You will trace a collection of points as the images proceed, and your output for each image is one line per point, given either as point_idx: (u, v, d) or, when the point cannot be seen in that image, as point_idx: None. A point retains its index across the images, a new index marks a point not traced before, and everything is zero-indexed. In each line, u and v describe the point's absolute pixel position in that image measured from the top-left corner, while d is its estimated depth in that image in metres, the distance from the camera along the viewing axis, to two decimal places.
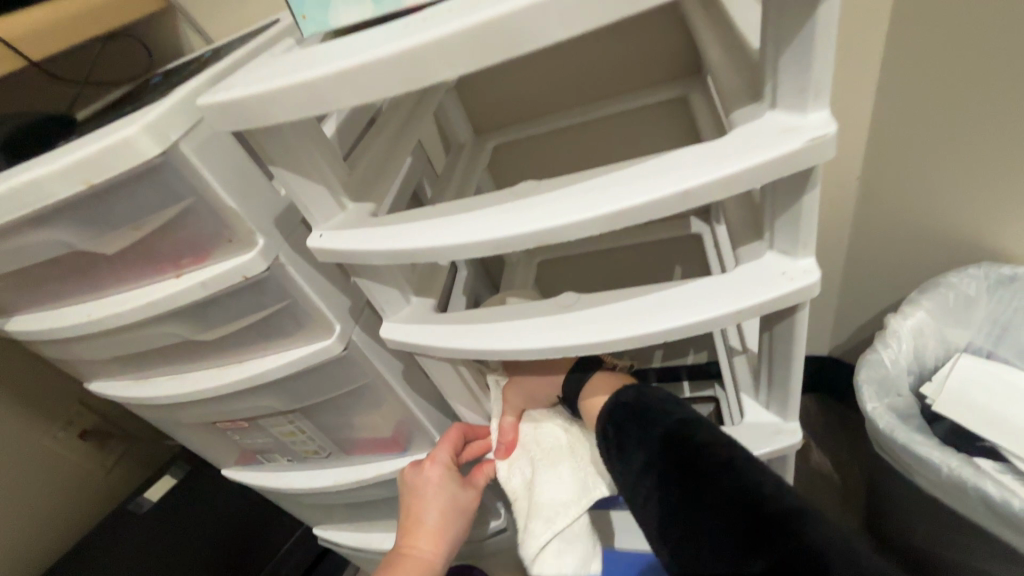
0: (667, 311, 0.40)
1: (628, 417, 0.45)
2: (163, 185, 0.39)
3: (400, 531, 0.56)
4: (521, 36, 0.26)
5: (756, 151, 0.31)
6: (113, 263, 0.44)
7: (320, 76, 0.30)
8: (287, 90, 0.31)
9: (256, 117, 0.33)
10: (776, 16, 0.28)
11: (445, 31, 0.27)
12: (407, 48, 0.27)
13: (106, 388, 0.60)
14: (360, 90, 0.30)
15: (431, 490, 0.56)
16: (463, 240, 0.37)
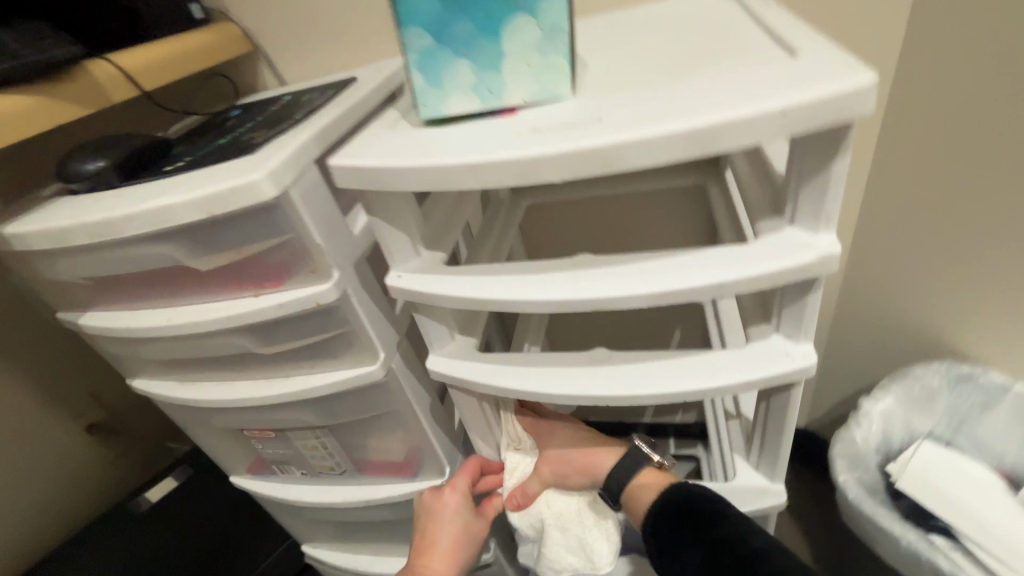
0: (688, 375, 0.48)
1: (676, 512, 0.54)
2: (269, 220, 0.46)
3: (416, 550, 0.62)
4: (618, 159, 0.36)
5: (780, 259, 0.39)
6: (202, 277, 0.50)
7: (449, 160, 0.38)
8: (416, 165, 0.39)
9: (378, 180, 0.41)
10: (802, 161, 0.38)
11: (566, 148, 0.36)
12: (529, 153, 0.36)
13: (150, 386, 0.65)
14: (474, 173, 0.38)
15: (446, 514, 0.62)
16: (522, 297, 0.44)
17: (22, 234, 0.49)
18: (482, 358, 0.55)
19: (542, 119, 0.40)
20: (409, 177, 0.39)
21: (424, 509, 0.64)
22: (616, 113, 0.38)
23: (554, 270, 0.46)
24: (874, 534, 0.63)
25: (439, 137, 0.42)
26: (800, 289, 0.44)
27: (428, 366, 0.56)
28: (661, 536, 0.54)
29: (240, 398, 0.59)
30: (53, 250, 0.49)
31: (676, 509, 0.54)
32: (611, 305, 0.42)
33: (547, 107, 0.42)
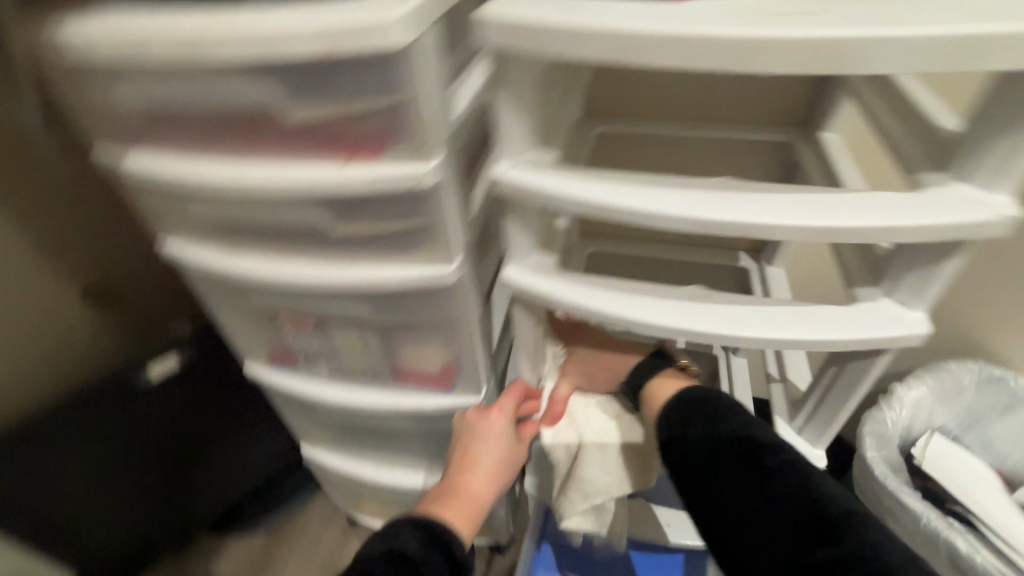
0: (789, 323, 0.46)
1: (697, 410, 0.53)
2: (387, 76, 0.40)
3: (456, 466, 0.61)
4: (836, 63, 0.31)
5: (944, 212, 0.37)
6: (289, 132, 0.45)
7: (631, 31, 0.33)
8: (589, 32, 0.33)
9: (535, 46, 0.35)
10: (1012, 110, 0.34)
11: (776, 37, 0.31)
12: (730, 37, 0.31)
13: (180, 250, 0.58)
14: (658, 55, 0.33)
15: (491, 434, 0.61)
16: (655, 210, 0.40)
17: (80, 38, 0.41)
18: (565, 275, 0.52)
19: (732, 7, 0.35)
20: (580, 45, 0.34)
21: (467, 428, 0.63)
22: (825, 14, 0.33)
23: (689, 187, 0.42)
24: (892, 508, 0.66)
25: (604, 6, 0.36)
26: (941, 255, 0.41)
27: (505, 275, 0.52)
28: (671, 425, 0.53)
29: (294, 277, 0.54)
30: (115, 64, 0.42)
31: (698, 409, 0.53)
32: (753, 233, 0.39)
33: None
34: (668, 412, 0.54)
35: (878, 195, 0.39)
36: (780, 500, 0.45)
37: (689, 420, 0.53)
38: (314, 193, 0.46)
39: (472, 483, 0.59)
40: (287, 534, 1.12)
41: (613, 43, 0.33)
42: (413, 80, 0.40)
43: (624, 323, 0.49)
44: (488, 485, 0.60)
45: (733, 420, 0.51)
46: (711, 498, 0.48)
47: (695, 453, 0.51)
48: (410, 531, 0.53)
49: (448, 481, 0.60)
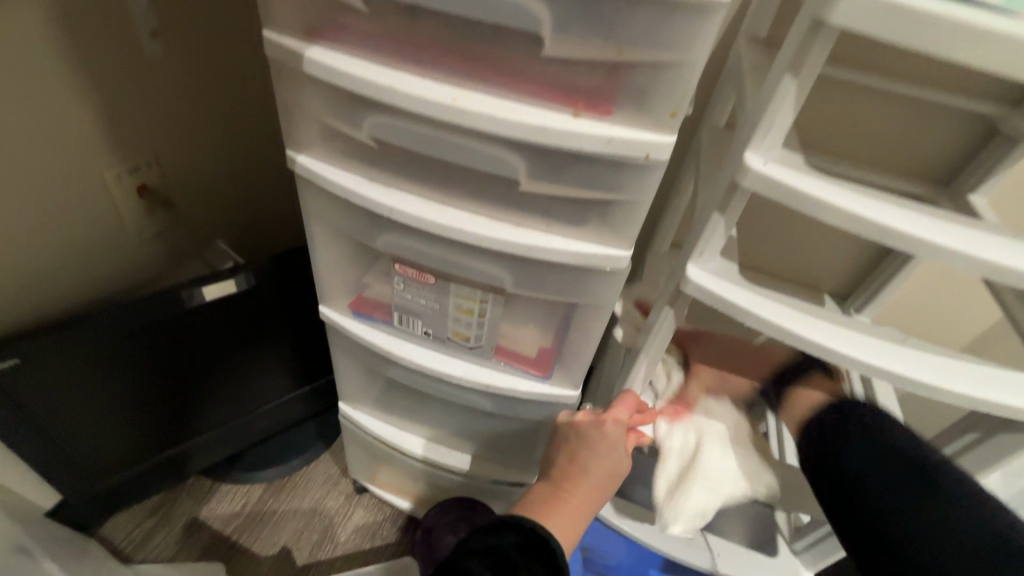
0: (993, 386, 0.45)
1: (849, 415, 0.56)
2: (674, 29, 0.36)
3: (561, 473, 0.58)
4: None
5: None
6: (521, 63, 0.40)
7: None
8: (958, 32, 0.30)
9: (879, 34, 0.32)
10: None
11: None
12: None
13: (318, 167, 0.52)
14: None
15: (602, 446, 0.57)
16: (929, 237, 0.38)
17: None
18: (754, 286, 0.49)
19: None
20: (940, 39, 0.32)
21: (574, 434, 0.59)
22: None
23: (955, 223, 0.40)
24: None
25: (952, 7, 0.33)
26: None
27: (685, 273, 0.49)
28: (831, 440, 0.55)
29: (455, 228, 0.49)
30: None
31: (850, 412, 0.56)
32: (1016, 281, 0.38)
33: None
34: (818, 413, 0.58)
35: None
36: (942, 511, 0.48)
37: (844, 425, 0.56)
38: (536, 140, 0.41)
39: (577, 495, 0.56)
40: (286, 492, 1.04)
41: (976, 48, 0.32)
42: (708, 42, 0.36)
43: (811, 348, 0.46)
44: (594, 497, 0.56)
45: (891, 432, 0.53)
46: (882, 519, 0.50)
47: (864, 473, 0.52)
48: (511, 533, 0.51)
49: (552, 488, 0.57)
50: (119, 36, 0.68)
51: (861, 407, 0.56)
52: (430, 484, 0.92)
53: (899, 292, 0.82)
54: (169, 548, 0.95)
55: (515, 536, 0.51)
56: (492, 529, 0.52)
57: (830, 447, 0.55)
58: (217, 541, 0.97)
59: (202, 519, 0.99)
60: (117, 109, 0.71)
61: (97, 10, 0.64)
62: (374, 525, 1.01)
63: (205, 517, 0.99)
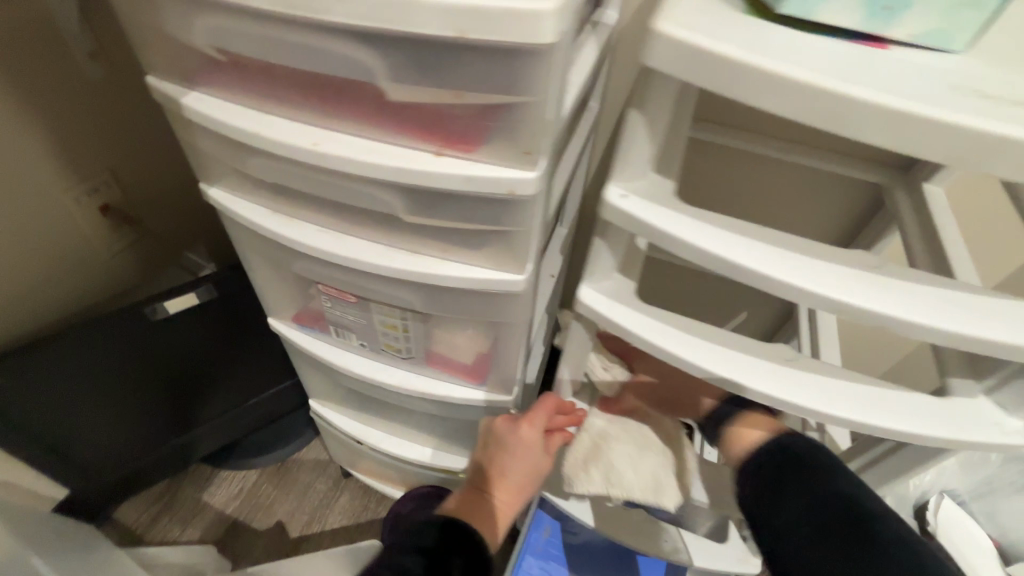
0: (887, 413, 0.42)
1: (792, 458, 0.52)
2: (518, 72, 0.34)
3: (481, 478, 0.61)
4: None
5: None
6: (377, 106, 0.39)
7: (839, 91, 0.26)
8: (792, 84, 0.26)
9: (710, 83, 0.28)
10: None
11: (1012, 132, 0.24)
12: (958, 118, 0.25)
13: (227, 200, 0.54)
14: (851, 128, 0.26)
15: (519, 451, 0.59)
16: (787, 280, 0.35)
17: None
18: (649, 309, 0.47)
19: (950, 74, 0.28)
20: (777, 93, 0.27)
21: (494, 441, 0.61)
22: None
23: (823, 256, 0.37)
24: None
25: (800, 41, 0.29)
26: None
27: (579, 295, 0.47)
28: (767, 477, 0.52)
29: (351, 257, 0.50)
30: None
31: (797, 450, 0.52)
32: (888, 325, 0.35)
33: (935, 57, 0.31)
34: (757, 449, 0.54)
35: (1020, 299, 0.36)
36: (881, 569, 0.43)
37: (784, 466, 0.52)
38: (400, 181, 0.41)
39: (498, 499, 0.59)
40: (278, 477, 1.10)
41: (821, 107, 0.26)
42: (548, 80, 0.35)
43: (703, 375, 0.45)
44: (513, 500, 0.59)
45: (837, 479, 0.49)
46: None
47: (793, 505, 0.49)
48: (432, 530, 0.55)
49: (472, 492, 0.60)
50: (57, 67, 0.70)
51: (810, 449, 0.52)
52: (402, 473, 0.96)
53: None
54: (174, 530, 1.03)
55: (434, 533, 0.54)
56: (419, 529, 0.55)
57: (765, 483, 0.52)
58: (217, 522, 1.04)
59: (203, 504, 1.06)
60: (70, 139, 0.74)
61: (34, 43, 0.66)
62: (359, 507, 1.08)
63: (207, 500, 1.06)
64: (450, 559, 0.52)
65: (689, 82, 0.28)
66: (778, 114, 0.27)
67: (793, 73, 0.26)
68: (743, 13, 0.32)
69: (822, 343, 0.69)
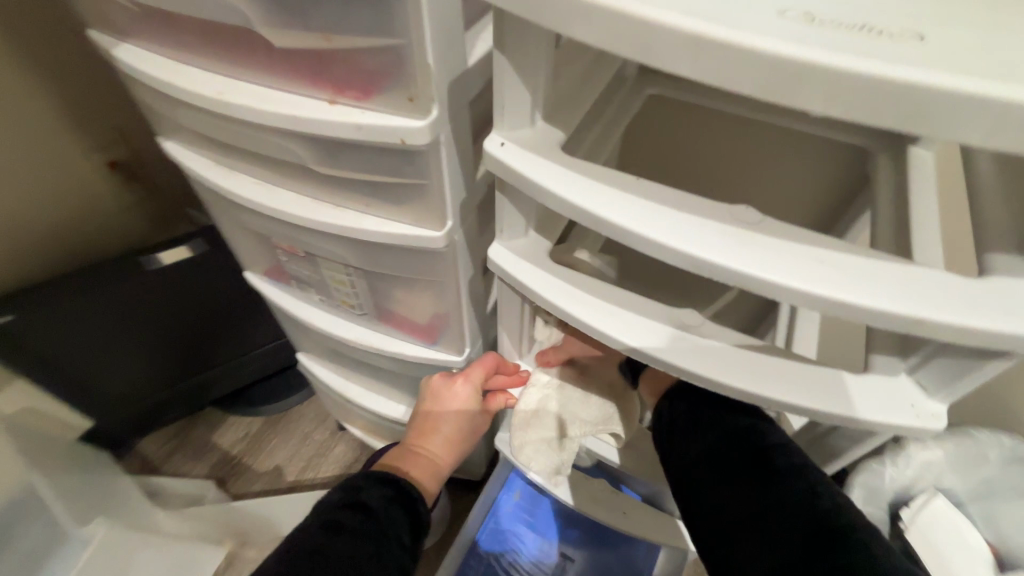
0: (788, 386, 0.39)
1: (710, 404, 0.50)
2: (382, 13, 0.33)
3: (416, 431, 0.65)
4: (917, 113, 0.20)
5: (988, 312, 0.28)
6: (270, 54, 0.39)
7: (649, 12, 0.23)
8: (603, 8, 0.24)
9: (531, 13, 0.26)
10: None
11: (828, 57, 0.20)
12: (773, 37, 0.21)
13: (178, 152, 0.56)
14: (659, 59, 0.24)
15: (454, 407, 0.63)
16: (657, 240, 0.32)
17: None
18: (557, 270, 0.45)
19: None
20: (590, 21, 0.24)
21: (431, 397, 0.65)
22: (933, 11, 0.23)
23: (706, 213, 0.33)
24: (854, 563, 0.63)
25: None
26: (971, 360, 0.33)
27: (489, 254, 0.47)
28: (685, 424, 0.50)
29: (277, 208, 0.51)
30: None
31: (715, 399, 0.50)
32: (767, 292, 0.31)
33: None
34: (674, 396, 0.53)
35: (933, 269, 0.30)
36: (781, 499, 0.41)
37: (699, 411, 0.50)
38: (295, 129, 0.41)
39: (430, 450, 0.63)
40: (280, 426, 1.17)
41: (632, 36, 0.23)
42: (413, 21, 0.34)
43: (603, 340, 0.43)
44: (444, 450, 0.64)
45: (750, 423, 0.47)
46: (719, 517, 0.43)
47: (731, 492, 0.43)
48: (374, 486, 0.56)
49: (408, 443, 0.64)
50: (61, 32, 0.75)
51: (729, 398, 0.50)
52: (383, 430, 1.00)
53: None
54: (185, 465, 1.13)
55: (381, 493, 0.56)
56: (353, 485, 0.56)
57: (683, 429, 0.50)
58: (223, 461, 1.13)
59: (213, 443, 1.15)
60: (72, 98, 0.80)
61: (35, 8, 0.72)
62: (350, 458, 1.13)
63: (216, 441, 1.15)
64: (381, 518, 0.53)
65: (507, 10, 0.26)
66: (595, 45, 0.25)
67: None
68: None
69: (794, 319, 0.64)
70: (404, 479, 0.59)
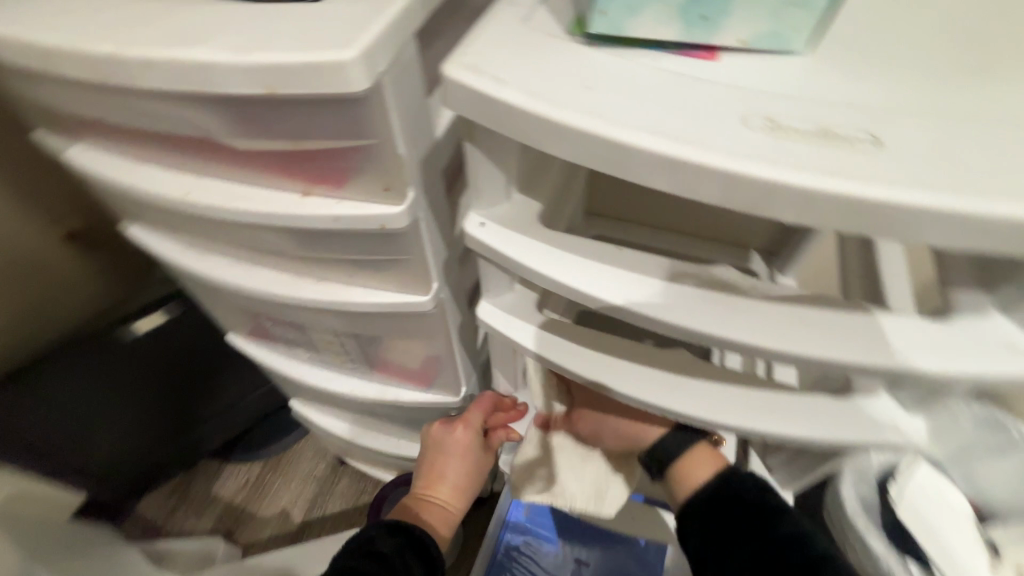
0: (781, 418, 0.40)
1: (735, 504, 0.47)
2: (351, 117, 0.33)
3: (422, 479, 0.65)
4: (883, 224, 0.22)
5: (960, 356, 0.30)
6: (235, 154, 0.39)
7: (621, 137, 0.24)
8: (576, 132, 0.24)
9: (507, 130, 0.26)
10: None
11: (795, 180, 0.22)
12: (743, 156, 0.22)
13: (144, 238, 0.55)
14: (633, 176, 0.24)
15: (457, 451, 0.64)
16: (647, 314, 0.33)
17: None
18: (543, 323, 0.46)
19: (768, 97, 0.25)
20: (563, 142, 0.25)
21: (435, 443, 0.65)
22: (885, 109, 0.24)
23: (685, 278, 0.35)
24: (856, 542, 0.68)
25: (617, 72, 0.27)
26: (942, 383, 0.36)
27: (479, 314, 0.48)
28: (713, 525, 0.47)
29: (259, 291, 0.50)
30: (27, 70, 0.35)
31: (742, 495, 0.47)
32: (759, 353, 0.32)
33: (780, 79, 0.27)
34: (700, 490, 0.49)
35: (904, 316, 0.32)
36: None
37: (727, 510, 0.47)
38: (271, 224, 0.40)
39: (439, 496, 0.64)
40: (280, 469, 1.17)
41: (607, 156, 0.24)
42: (382, 122, 0.34)
43: (601, 390, 0.44)
44: (454, 495, 0.64)
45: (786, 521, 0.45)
46: None
47: None
48: (385, 535, 0.57)
49: (415, 492, 0.65)
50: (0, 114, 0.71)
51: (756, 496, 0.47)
52: (386, 463, 1.00)
53: (828, 250, 0.68)
54: (189, 522, 1.12)
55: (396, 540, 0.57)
56: (365, 536, 0.57)
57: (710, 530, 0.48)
58: (228, 511, 1.12)
59: (214, 496, 1.14)
60: (20, 178, 0.76)
61: None
62: (356, 492, 1.13)
63: (217, 493, 1.14)
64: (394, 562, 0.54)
65: (482, 127, 0.27)
66: (574, 160, 0.25)
67: (572, 120, 0.24)
68: (562, 37, 0.30)
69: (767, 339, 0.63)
70: (417, 528, 0.59)
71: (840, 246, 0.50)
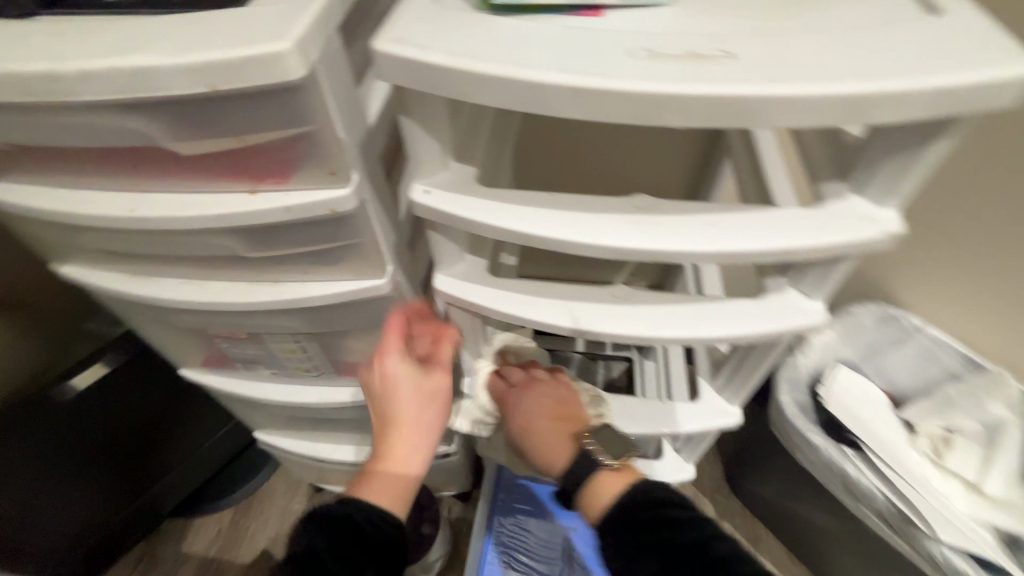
0: (712, 323, 0.47)
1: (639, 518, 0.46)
2: (291, 106, 0.36)
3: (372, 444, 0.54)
4: (745, 115, 0.28)
5: (833, 230, 0.38)
6: (178, 161, 0.40)
7: (535, 78, 0.28)
8: (497, 80, 0.29)
9: (437, 89, 0.30)
10: (887, 142, 0.35)
11: (676, 91, 0.27)
12: (634, 78, 0.28)
13: (82, 275, 0.54)
14: (551, 110, 0.29)
15: (389, 388, 0.53)
16: (584, 242, 0.38)
17: None
18: (495, 283, 0.50)
19: (647, 36, 0.31)
20: (489, 90, 0.29)
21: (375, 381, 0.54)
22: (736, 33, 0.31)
23: (611, 209, 0.40)
24: (800, 442, 0.76)
25: (523, 32, 0.32)
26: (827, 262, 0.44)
27: (436, 286, 0.50)
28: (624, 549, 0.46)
29: (215, 302, 0.51)
30: None
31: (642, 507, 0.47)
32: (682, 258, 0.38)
33: (655, 24, 0.33)
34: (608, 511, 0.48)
35: (787, 209, 0.40)
36: None
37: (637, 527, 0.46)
38: (223, 226, 0.42)
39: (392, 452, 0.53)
40: (252, 512, 1.12)
41: (526, 96, 0.29)
42: (320, 109, 0.37)
43: (557, 331, 0.49)
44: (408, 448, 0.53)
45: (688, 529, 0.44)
46: None
47: None
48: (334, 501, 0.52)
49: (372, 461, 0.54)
50: None
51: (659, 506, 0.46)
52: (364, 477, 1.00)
53: None
54: None
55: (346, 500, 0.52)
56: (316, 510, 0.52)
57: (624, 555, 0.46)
58: (202, 566, 1.07)
59: (184, 554, 1.08)
60: None
61: None
62: None
63: (187, 551, 1.08)
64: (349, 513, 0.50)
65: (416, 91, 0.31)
66: (498, 105, 0.30)
67: (494, 70, 0.29)
68: (472, 10, 0.34)
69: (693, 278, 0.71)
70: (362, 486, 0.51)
71: (740, 177, 0.58)
